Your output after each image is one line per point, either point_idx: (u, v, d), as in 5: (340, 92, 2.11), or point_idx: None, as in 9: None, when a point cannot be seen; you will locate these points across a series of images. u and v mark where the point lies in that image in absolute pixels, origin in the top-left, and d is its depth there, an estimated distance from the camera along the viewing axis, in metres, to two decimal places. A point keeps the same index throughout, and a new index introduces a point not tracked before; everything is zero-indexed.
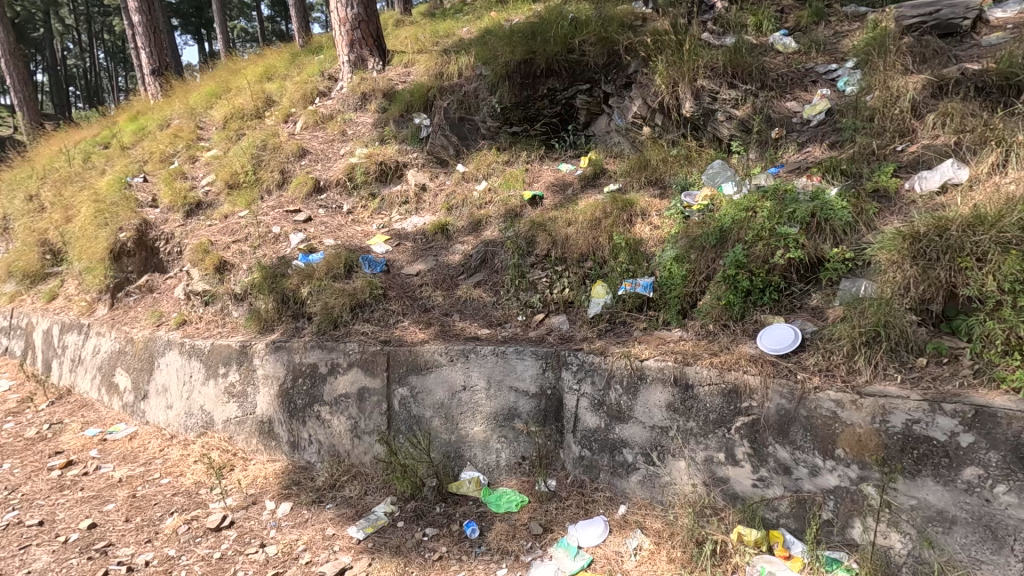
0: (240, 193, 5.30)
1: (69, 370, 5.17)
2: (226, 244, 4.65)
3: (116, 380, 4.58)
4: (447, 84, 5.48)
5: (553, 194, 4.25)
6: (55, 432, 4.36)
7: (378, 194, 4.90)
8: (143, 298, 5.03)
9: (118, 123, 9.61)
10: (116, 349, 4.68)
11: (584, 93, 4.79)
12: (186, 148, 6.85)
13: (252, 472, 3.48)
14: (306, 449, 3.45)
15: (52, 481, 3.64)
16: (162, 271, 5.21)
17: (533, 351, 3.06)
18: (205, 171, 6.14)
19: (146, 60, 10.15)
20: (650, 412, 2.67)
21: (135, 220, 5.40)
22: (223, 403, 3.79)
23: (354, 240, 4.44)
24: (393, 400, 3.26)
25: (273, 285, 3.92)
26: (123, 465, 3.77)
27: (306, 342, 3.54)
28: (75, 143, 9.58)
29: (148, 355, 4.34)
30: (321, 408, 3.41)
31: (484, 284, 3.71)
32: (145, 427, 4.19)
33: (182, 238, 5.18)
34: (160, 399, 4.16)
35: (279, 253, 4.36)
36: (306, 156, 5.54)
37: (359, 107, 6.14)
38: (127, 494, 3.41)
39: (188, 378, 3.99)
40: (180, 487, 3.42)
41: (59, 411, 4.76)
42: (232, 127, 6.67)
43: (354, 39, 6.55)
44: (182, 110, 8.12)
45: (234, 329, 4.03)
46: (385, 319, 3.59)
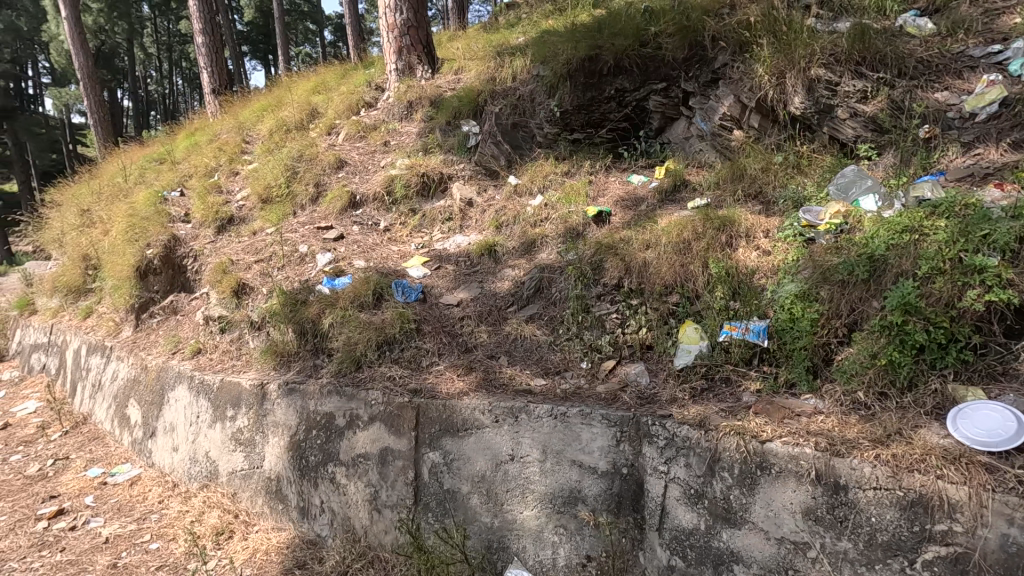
0: (273, 208, 4.83)
1: (89, 396, 4.78)
2: (248, 264, 4.16)
3: (127, 413, 4.09)
4: (501, 88, 4.88)
5: (624, 210, 3.52)
6: (58, 470, 3.93)
7: (419, 210, 4.31)
8: (166, 321, 4.56)
9: (176, 139, 9.57)
10: (130, 378, 4.21)
11: (658, 93, 4.04)
12: (228, 161, 6.50)
13: (252, 543, 2.87)
14: (316, 519, 2.82)
15: (35, 536, 3.15)
16: (189, 291, 4.73)
17: (603, 416, 2.30)
18: (241, 185, 5.75)
19: (207, 79, 10.16)
20: (776, 518, 1.88)
21: (164, 236, 5.01)
22: (229, 451, 3.20)
23: (388, 261, 3.84)
24: (422, 467, 2.58)
25: (292, 313, 3.35)
26: (115, 518, 3.24)
27: (322, 386, 2.91)
28: (133, 159, 9.60)
29: (159, 388, 3.83)
30: (335, 469, 2.77)
31: (538, 319, 3.00)
32: (150, 471, 3.69)
33: (209, 255, 4.73)
34: (165, 440, 3.63)
35: (303, 276, 3.82)
36: (344, 168, 5.04)
37: (404, 116, 5.63)
38: (107, 563, 2.87)
39: (195, 419, 3.42)
40: (167, 559, 2.86)
41: (69, 443, 4.35)
42: (275, 139, 6.29)
43: (402, 46, 6.05)
44: (232, 124, 7.89)
45: (247, 363, 3.45)
46: (417, 362, 2.93)
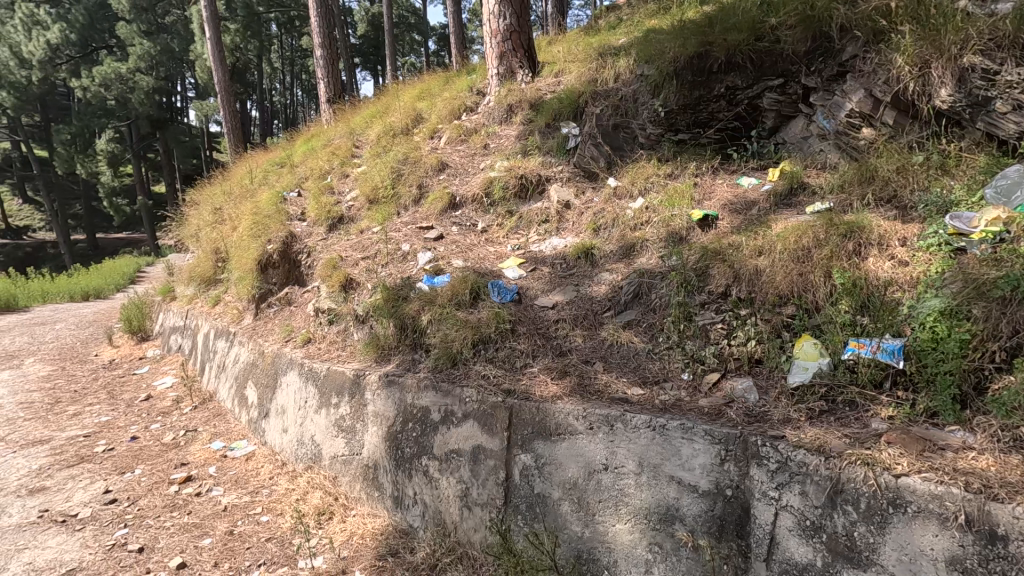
0: (379, 208, 5.09)
1: (215, 376, 5.28)
2: (356, 261, 4.41)
3: (246, 394, 4.47)
4: (602, 89, 4.79)
5: (732, 214, 3.31)
6: (187, 441, 4.37)
7: (517, 211, 4.33)
8: (281, 311, 4.93)
9: (295, 145, 10.39)
10: (250, 361, 4.60)
11: (774, 90, 3.75)
12: (340, 164, 6.95)
13: (350, 527, 3.02)
14: (409, 510, 2.90)
15: (168, 498, 3.51)
16: (302, 285, 5.08)
17: (706, 432, 2.15)
18: (351, 186, 6.11)
19: (324, 89, 10.94)
20: (913, 564, 1.68)
21: (283, 233, 5.44)
22: (332, 436, 3.38)
23: (485, 261, 3.89)
24: (513, 468, 2.57)
25: (393, 309, 3.50)
26: (232, 489, 3.56)
27: (419, 380, 3.00)
28: (259, 163, 10.55)
29: (273, 372, 4.14)
30: (429, 462, 2.83)
31: (636, 325, 2.90)
32: (263, 448, 4.00)
33: (321, 252, 5.06)
34: (277, 421, 3.92)
35: (405, 274, 3.98)
36: (445, 171, 5.19)
37: (504, 120, 5.70)
38: (225, 529, 3.13)
39: (303, 403, 3.66)
40: (275, 532, 3.07)
41: (198, 417, 4.84)
42: (383, 143, 6.62)
43: (504, 51, 6.13)
44: (344, 130, 8.43)
45: (352, 354, 3.64)
46: (511, 362, 2.93)
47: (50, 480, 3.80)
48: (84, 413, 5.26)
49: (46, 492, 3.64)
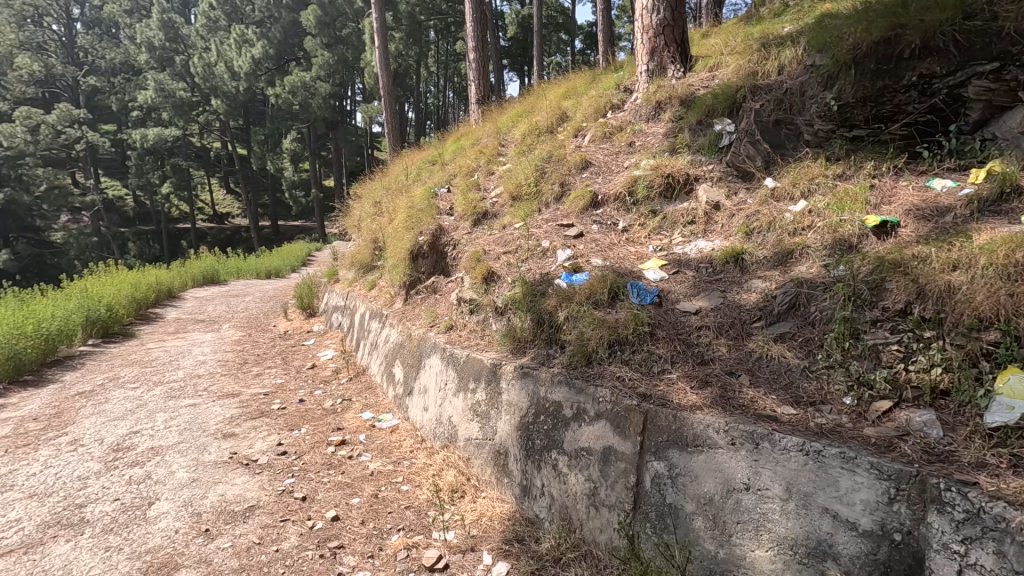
0: (521, 205, 5.25)
1: (368, 353, 5.84)
2: (498, 255, 4.60)
3: (393, 372, 4.88)
4: (764, 82, 4.45)
5: (918, 222, 2.89)
6: (343, 408, 4.91)
7: (660, 212, 4.19)
8: (427, 298, 5.30)
9: (445, 144, 11.07)
10: (398, 342, 5.01)
11: (984, 77, 3.18)
12: (486, 162, 7.26)
13: (479, 507, 3.16)
14: (536, 500, 2.96)
15: (327, 456, 3.97)
16: (447, 275, 5.41)
17: (872, 465, 1.92)
18: (495, 183, 6.36)
19: (474, 91, 11.48)
20: None
21: (433, 226, 5.84)
22: (467, 420, 3.56)
23: (624, 262, 3.82)
24: (644, 474, 2.50)
25: (532, 304, 3.59)
26: (378, 457, 3.93)
27: (554, 375, 3.05)
28: (413, 161, 11.41)
29: (418, 354, 4.47)
30: (558, 457, 2.87)
31: (790, 339, 2.66)
32: (405, 423, 4.35)
33: (466, 245, 5.34)
34: (420, 398, 4.22)
35: (544, 269, 4.06)
36: (588, 169, 5.18)
37: (651, 117, 5.53)
38: (370, 492, 3.46)
39: (443, 385, 3.90)
40: (413, 501, 3.33)
41: (352, 388, 5.41)
42: (527, 142, 6.79)
43: (655, 46, 5.94)
44: (491, 129, 8.78)
45: (490, 344, 3.80)
46: (648, 367, 2.86)
47: (238, 428, 4.49)
48: (264, 374, 6.13)
49: (235, 437, 4.31)
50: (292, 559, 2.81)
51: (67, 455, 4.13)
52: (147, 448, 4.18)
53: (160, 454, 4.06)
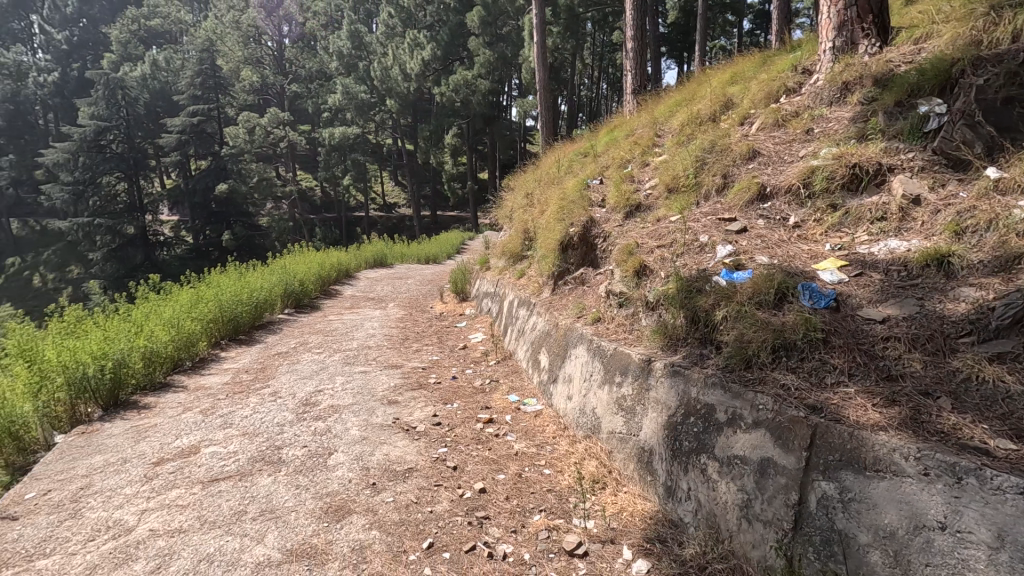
0: (678, 197, 5.04)
1: (515, 338, 6.07)
2: (651, 249, 4.48)
3: (539, 359, 5.02)
4: (991, 53, 3.71)
5: None
6: (491, 388, 5.19)
7: (843, 206, 3.73)
8: (575, 289, 5.34)
9: (598, 136, 10.97)
10: (545, 331, 5.12)
11: None
12: (640, 154, 7.06)
13: (621, 501, 3.14)
14: (680, 503, 2.85)
15: (476, 431, 4.24)
16: (596, 266, 5.40)
17: None
18: (650, 175, 6.16)
19: (630, 81, 11.18)
20: None
21: (584, 218, 5.85)
22: (612, 412, 3.54)
23: (795, 260, 3.48)
24: (809, 494, 2.27)
25: (686, 301, 3.46)
26: (523, 439, 4.09)
27: (708, 376, 2.90)
28: (565, 153, 11.49)
29: (564, 343, 4.53)
30: (708, 462, 2.72)
31: (1011, 360, 2.23)
32: (549, 409, 4.46)
33: (616, 237, 5.27)
34: (564, 387, 4.29)
35: (701, 266, 3.86)
36: (755, 159, 4.79)
37: (835, 100, 4.93)
38: (515, 471, 3.62)
39: (589, 376, 3.92)
40: (555, 485, 3.42)
41: (499, 370, 5.68)
42: (686, 132, 6.47)
43: (845, 20, 5.26)
44: (647, 120, 8.50)
45: (638, 338, 3.73)
46: (819, 377, 2.59)
47: (400, 396, 4.98)
48: (422, 350, 6.70)
49: (397, 404, 4.78)
50: (443, 521, 3.05)
51: (269, 404, 4.93)
52: (327, 405, 4.83)
53: (337, 412, 4.66)
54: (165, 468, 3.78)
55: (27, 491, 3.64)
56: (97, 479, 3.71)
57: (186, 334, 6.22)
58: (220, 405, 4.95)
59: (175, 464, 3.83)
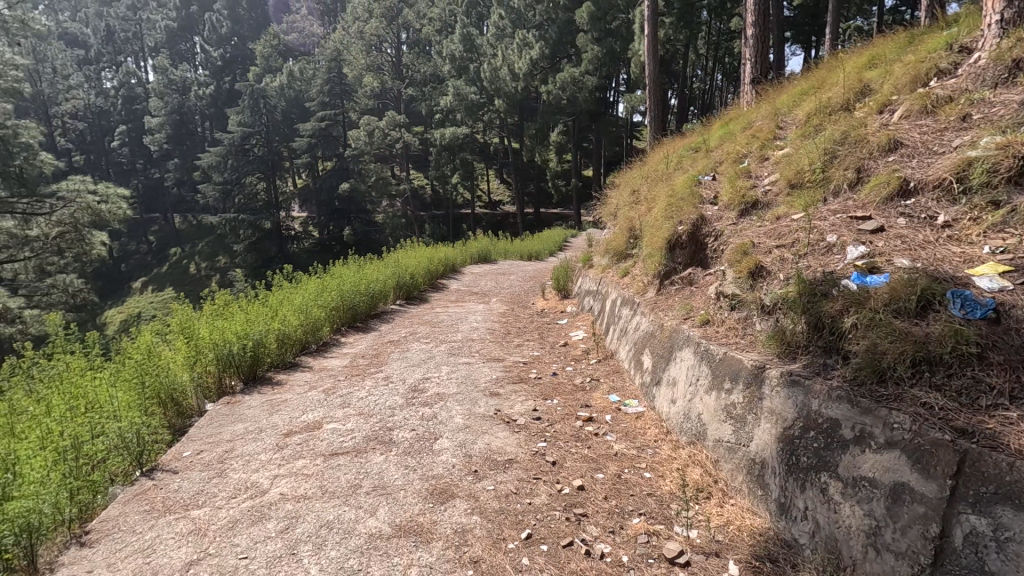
0: (802, 194, 4.66)
1: (617, 338, 5.96)
2: (768, 249, 4.20)
3: (642, 360, 4.90)
4: None
5: None
6: (591, 387, 5.15)
7: (1008, 203, 3.24)
8: (682, 289, 5.13)
9: (711, 129, 10.42)
10: (649, 331, 4.98)
11: None
12: (759, 147, 6.61)
13: (727, 513, 2.98)
14: (795, 522, 2.65)
15: (575, 429, 4.24)
16: (705, 267, 5.16)
17: None
18: (770, 170, 5.75)
19: (749, 70, 10.47)
20: None
21: (695, 215, 5.59)
22: (720, 420, 3.37)
23: (943, 264, 3.08)
24: (954, 528, 2.01)
25: (809, 305, 3.20)
26: (623, 440, 4.02)
27: (832, 389, 2.66)
28: (674, 148, 11.05)
29: (670, 345, 4.38)
30: (829, 481, 2.50)
31: None
32: (651, 411, 4.34)
33: (730, 236, 4.99)
34: (668, 390, 4.15)
35: (827, 268, 3.55)
36: (897, 151, 4.28)
37: (1002, 81, 4.27)
38: (614, 471, 3.58)
39: (695, 380, 3.76)
40: (655, 490, 3.33)
41: (600, 369, 5.62)
42: (813, 123, 5.95)
43: None
44: (767, 111, 7.94)
45: (752, 344, 3.51)
46: (971, 398, 2.29)
47: (502, 389, 5.10)
48: (523, 345, 6.81)
49: (499, 397, 4.91)
50: (542, 514, 3.09)
51: (381, 388, 5.28)
52: (434, 392, 5.07)
53: (443, 399, 4.87)
54: (293, 439, 4.20)
55: (184, 450, 4.21)
56: (239, 444, 4.20)
57: (312, 319, 6.84)
58: (339, 386, 5.39)
59: (302, 437, 4.23)
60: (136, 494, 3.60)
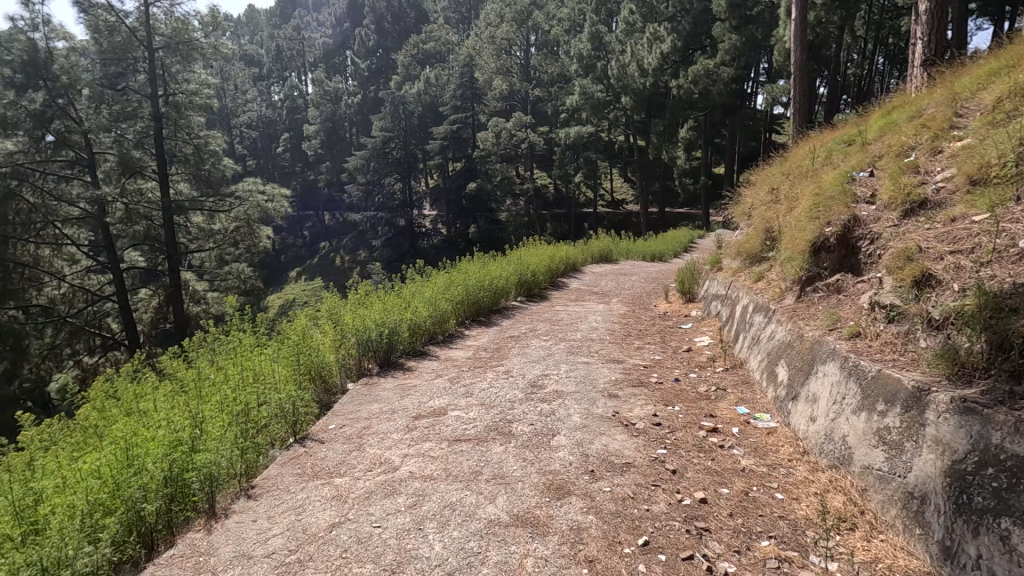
0: (986, 192, 4.01)
1: (747, 346, 5.57)
2: (939, 255, 3.67)
3: (777, 371, 4.54)
4: None
5: None
6: (717, 396, 4.88)
7: None
8: (828, 298, 4.66)
9: (869, 119, 9.27)
10: (786, 341, 4.59)
11: None
12: (930, 138, 5.77)
13: (875, 549, 2.66)
14: (963, 571, 2.30)
15: (698, 439, 4.04)
16: (857, 273, 4.64)
17: None
18: (945, 164, 4.99)
19: (920, 50, 9.13)
20: None
21: (845, 216, 5.03)
22: (869, 445, 3.02)
23: None
24: None
25: (992, 322, 2.74)
26: (751, 455, 3.76)
27: (1019, 421, 2.26)
28: (822, 142, 10.01)
29: (810, 357, 4.00)
30: (1011, 528, 2.13)
31: None
32: (785, 428, 4.01)
33: (889, 239, 4.43)
34: (806, 407, 3.81)
35: (1018, 279, 3.01)
36: None
37: None
38: (741, 487, 3.36)
39: (840, 398, 3.40)
40: (788, 513, 3.07)
41: (728, 378, 5.29)
42: (1005, 108, 5.06)
43: None
44: (942, 96, 6.89)
45: (913, 362, 3.09)
46: None
47: (621, 391, 5.01)
48: (644, 348, 6.63)
49: (617, 399, 4.83)
50: (660, 523, 3.00)
51: (502, 381, 5.45)
52: (553, 389, 5.13)
53: (561, 397, 4.90)
54: (421, 422, 4.49)
55: (329, 423, 4.71)
56: (375, 422, 4.59)
57: (440, 311, 7.25)
58: (463, 376, 5.66)
59: (429, 421, 4.52)
60: (290, 459, 4.09)
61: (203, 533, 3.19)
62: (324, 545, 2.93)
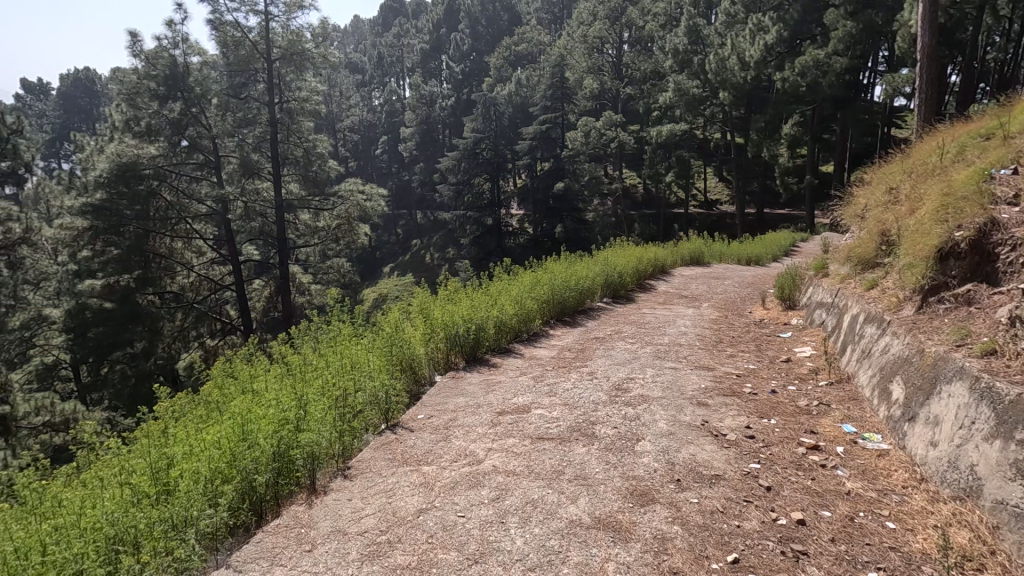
0: None
1: (856, 360, 5.12)
2: None
3: (891, 389, 4.14)
4: None
5: None
6: (819, 412, 4.53)
7: None
8: (955, 310, 4.17)
9: (1014, 110, 8.16)
10: (903, 356, 4.17)
11: None
12: None
13: None
14: None
15: (796, 456, 3.78)
16: (993, 284, 4.11)
17: None
18: None
19: None
20: None
21: (981, 218, 4.46)
22: (1004, 477, 2.68)
23: None
24: None
25: None
26: (858, 478, 3.46)
27: None
28: (954, 136, 8.96)
29: (932, 376, 3.61)
30: None
31: None
32: (899, 451, 3.65)
33: None
34: (926, 430, 3.45)
35: None
36: None
37: None
38: (846, 511, 3.10)
39: (968, 423, 3.05)
40: (900, 545, 2.80)
41: (832, 393, 4.89)
42: None
43: None
44: None
45: None
46: None
47: (711, 400, 4.80)
48: (737, 357, 6.30)
49: (707, 407, 4.63)
50: (752, 541, 2.84)
51: (585, 382, 5.41)
52: (638, 393, 5.01)
53: (647, 402, 4.78)
54: (505, 418, 4.57)
55: (418, 413, 4.91)
56: (461, 415, 4.73)
57: (526, 310, 7.32)
58: (547, 375, 5.69)
59: (513, 417, 4.58)
60: (382, 444, 4.32)
61: (305, 507, 3.45)
62: (412, 529, 3.06)
